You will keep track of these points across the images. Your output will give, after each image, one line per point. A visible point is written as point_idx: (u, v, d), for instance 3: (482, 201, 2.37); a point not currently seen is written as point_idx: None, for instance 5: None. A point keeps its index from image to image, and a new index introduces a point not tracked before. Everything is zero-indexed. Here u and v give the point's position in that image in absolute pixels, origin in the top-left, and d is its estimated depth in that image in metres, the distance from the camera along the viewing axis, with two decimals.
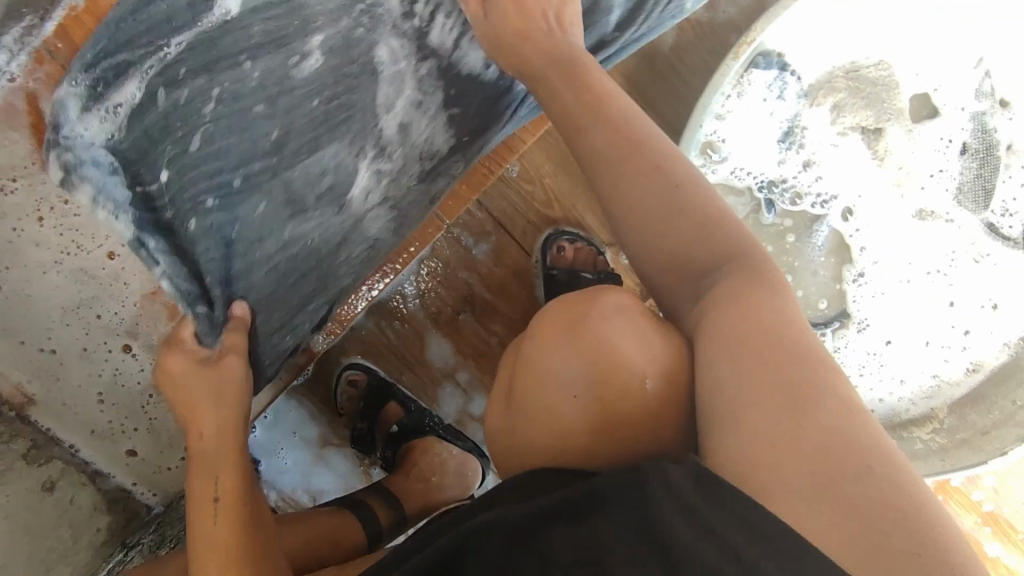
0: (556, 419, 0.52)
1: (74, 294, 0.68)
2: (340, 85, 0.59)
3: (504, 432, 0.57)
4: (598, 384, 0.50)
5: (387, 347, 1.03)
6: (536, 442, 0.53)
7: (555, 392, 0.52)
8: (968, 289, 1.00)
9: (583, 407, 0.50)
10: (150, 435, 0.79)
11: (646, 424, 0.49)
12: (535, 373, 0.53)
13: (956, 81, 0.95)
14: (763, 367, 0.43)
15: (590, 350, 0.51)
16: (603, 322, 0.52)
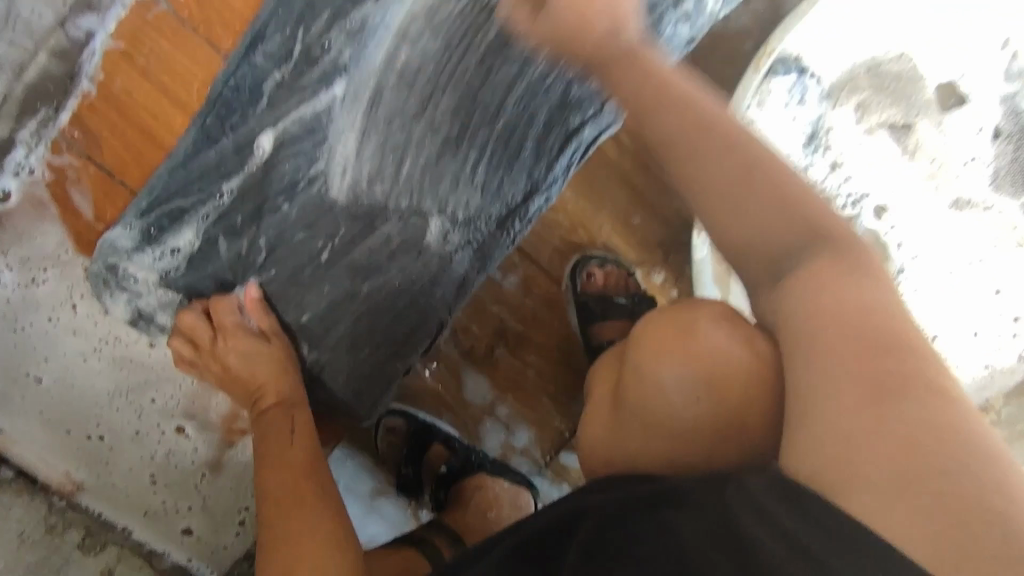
0: (671, 415, 0.52)
1: (123, 379, 0.73)
2: (387, 172, 0.71)
3: (608, 430, 0.59)
4: (716, 380, 0.50)
5: (425, 390, 1.02)
6: (648, 441, 0.54)
7: (666, 391, 0.52)
8: (1015, 276, 0.97)
9: (699, 406, 0.52)
10: (204, 512, 0.78)
11: (748, 415, 0.50)
12: (643, 374, 0.54)
13: (983, 67, 0.92)
14: (847, 359, 0.42)
15: (701, 352, 0.51)
16: (712, 327, 0.52)
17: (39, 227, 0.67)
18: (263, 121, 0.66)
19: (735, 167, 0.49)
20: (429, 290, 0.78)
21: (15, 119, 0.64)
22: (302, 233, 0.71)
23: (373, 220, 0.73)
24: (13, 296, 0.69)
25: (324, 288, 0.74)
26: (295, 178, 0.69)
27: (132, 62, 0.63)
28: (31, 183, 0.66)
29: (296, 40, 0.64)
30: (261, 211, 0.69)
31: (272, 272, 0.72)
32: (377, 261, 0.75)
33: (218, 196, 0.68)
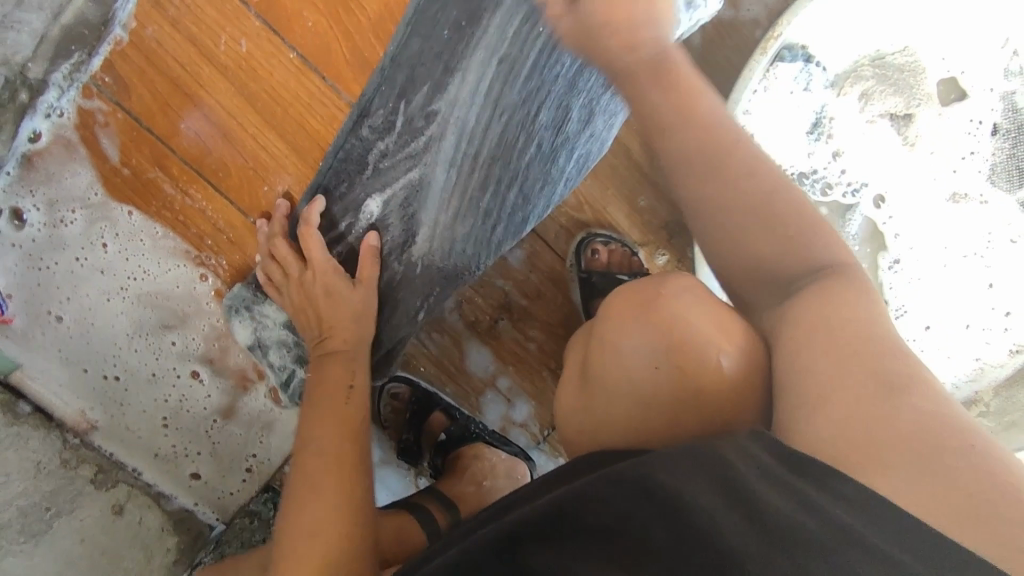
0: (632, 381, 0.54)
1: (141, 321, 0.75)
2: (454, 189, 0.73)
3: (577, 406, 0.60)
4: (678, 357, 0.51)
5: (429, 358, 1.05)
6: (615, 418, 0.55)
7: (635, 363, 0.53)
8: (1007, 271, 1.00)
9: (660, 382, 0.52)
10: (212, 458, 0.80)
11: (714, 395, 0.50)
12: (609, 350, 0.55)
13: (982, 64, 0.95)
14: (830, 335, 0.44)
15: (664, 327, 0.52)
16: (673, 301, 0.53)
17: (69, 168, 0.70)
18: (371, 171, 0.72)
19: (699, 152, 0.53)
20: (477, 243, 0.76)
21: (51, 61, 0.67)
22: (399, 246, 0.76)
23: (430, 211, 0.74)
24: (40, 235, 0.71)
25: (399, 268, 0.77)
26: (412, 213, 0.74)
27: (163, 13, 0.65)
28: (62, 124, 0.69)
29: (396, 111, 0.70)
30: (389, 239, 0.76)
31: (393, 270, 0.77)
32: (433, 242, 0.76)
33: (352, 218, 0.75)
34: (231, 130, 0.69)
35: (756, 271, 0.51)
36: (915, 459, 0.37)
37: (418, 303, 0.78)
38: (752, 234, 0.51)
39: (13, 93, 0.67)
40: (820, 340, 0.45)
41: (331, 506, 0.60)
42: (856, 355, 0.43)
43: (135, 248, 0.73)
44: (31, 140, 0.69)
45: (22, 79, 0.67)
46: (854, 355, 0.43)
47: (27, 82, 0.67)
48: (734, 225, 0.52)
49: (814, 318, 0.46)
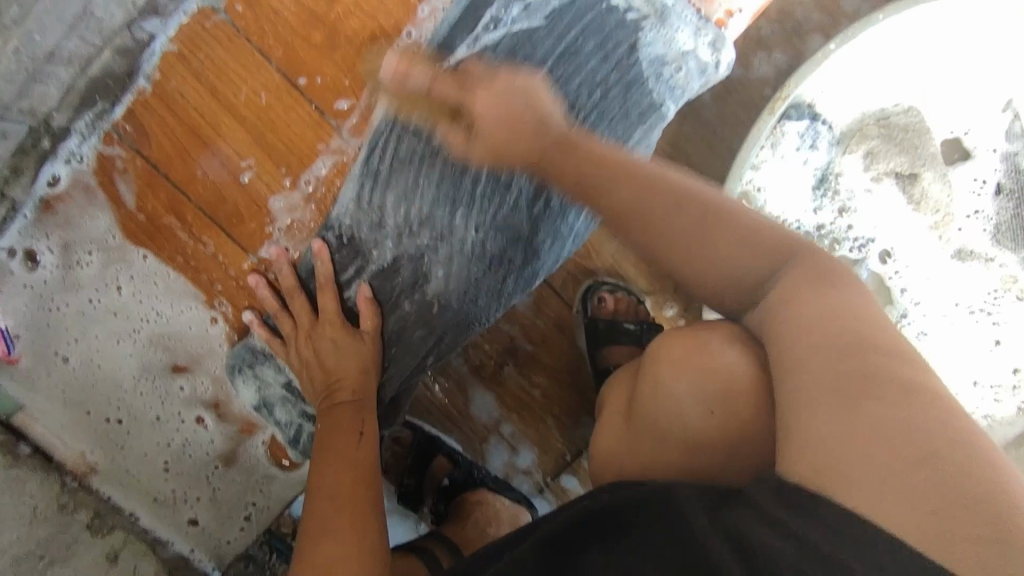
0: (681, 424, 0.54)
1: (151, 363, 0.75)
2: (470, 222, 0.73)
3: (626, 447, 0.60)
4: (738, 401, 0.52)
5: (432, 402, 1.05)
6: (674, 460, 0.56)
7: (682, 408, 0.54)
8: (1016, 330, 1.00)
9: (715, 426, 0.53)
10: (211, 505, 0.78)
11: (759, 424, 0.51)
12: (656, 395, 0.56)
13: (985, 126, 0.96)
14: (835, 356, 0.44)
15: (716, 370, 0.53)
16: (718, 342, 0.54)
17: (88, 213, 0.71)
18: (401, 201, 0.72)
19: (671, 201, 0.57)
20: (473, 304, 0.78)
21: (75, 108, 0.69)
22: (404, 300, 0.77)
23: (442, 247, 0.74)
24: (55, 276, 0.72)
25: (399, 318, 0.77)
26: (417, 270, 0.75)
27: (187, 64, 0.67)
28: (82, 170, 0.69)
29: (409, 149, 0.70)
30: (385, 295, 0.76)
31: (391, 324, 0.77)
32: (438, 289, 0.76)
33: (354, 274, 0.75)
34: (246, 179, 0.71)
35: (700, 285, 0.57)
36: (907, 475, 0.37)
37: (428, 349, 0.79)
38: (712, 231, 0.56)
39: (36, 139, 0.68)
40: (819, 356, 0.45)
41: (349, 541, 0.60)
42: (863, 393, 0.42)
43: (149, 292, 0.73)
44: (49, 185, 0.69)
45: (45, 126, 0.68)
46: (858, 394, 0.42)
47: (50, 130, 0.69)
48: (693, 227, 0.56)
49: (822, 318, 0.47)
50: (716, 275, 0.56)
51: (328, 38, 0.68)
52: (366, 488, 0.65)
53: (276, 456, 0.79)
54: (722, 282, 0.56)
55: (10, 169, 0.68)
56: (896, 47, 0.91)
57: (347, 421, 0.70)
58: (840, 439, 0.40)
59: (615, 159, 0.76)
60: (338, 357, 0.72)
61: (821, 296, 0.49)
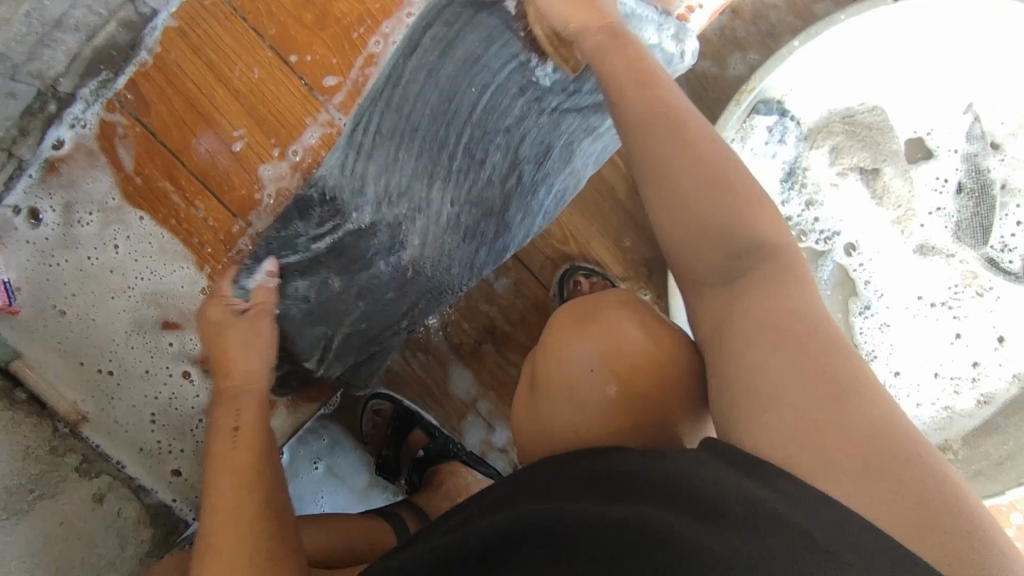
0: (572, 389, 0.58)
1: (142, 319, 0.80)
2: (447, 195, 0.77)
3: (529, 424, 0.62)
4: (620, 364, 0.56)
5: (412, 376, 1.09)
6: (566, 424, 0.58)
7: (573, 367, 0.58)
8: (976, 324, 1.04)
9: (597, 385, 0.56)
10: (194, 457, 0.83)
11: (637, 385, 0.56)
12: (551, 362, 0.60)
13: (947, 126, 1.01)
14: (791, 347, 0.45)
15: (615, 335, 0.58)
16: (611, 313, 0.60)
17: (90, 175, 0.76)
18: (379, 167, 0.75)
19: (679, 153, 0.54)
20: (443, 275, 0.82)
21: (81, 76, 0.74)
22: (376, 270, 0.79)
23: (412, 221, 0.78)
24: (55, 233, 0.77)
25: (365, 288, 0.80)
26: (391, 241, 0.78)
27: (185, 38, 0.73)
28: (85, 134, 0.75)
29: (388, 121, 0.74)
30: (353, 267, 0.78)
31: (356, 294, 0.80)
32: (408, 261, 0.80)
33: (321, 240, 0.77)
34: (238, 148, 0.75)
35: (670, 247, 0.55)
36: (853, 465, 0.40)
37: (395, 319, 0.83)
38: (694, 190, 0.53)
39: (43, 104, 0.74)
40: (769, 338, 0.46)
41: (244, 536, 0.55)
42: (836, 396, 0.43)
43: (144, 251, 0.78)
44: (54, 147, 0.75)
45: (52, 91, 0.73)
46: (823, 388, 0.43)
47: (56, 95, 0.74)
48: (687, 182, 0.53)
49: (773, 310, 0.48)
50: (676, 226, 0.54)
51: (317, 20, 0.73)
52: (268, 466, 0.62)
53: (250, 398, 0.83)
54: (690, 254, 0.54)
55: (18, 130, 0.74)
56: (862, 45, 0.96)
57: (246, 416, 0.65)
58: (803, 429, 0.42)
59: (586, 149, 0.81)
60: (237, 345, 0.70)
61: (768, 289, 0.49)
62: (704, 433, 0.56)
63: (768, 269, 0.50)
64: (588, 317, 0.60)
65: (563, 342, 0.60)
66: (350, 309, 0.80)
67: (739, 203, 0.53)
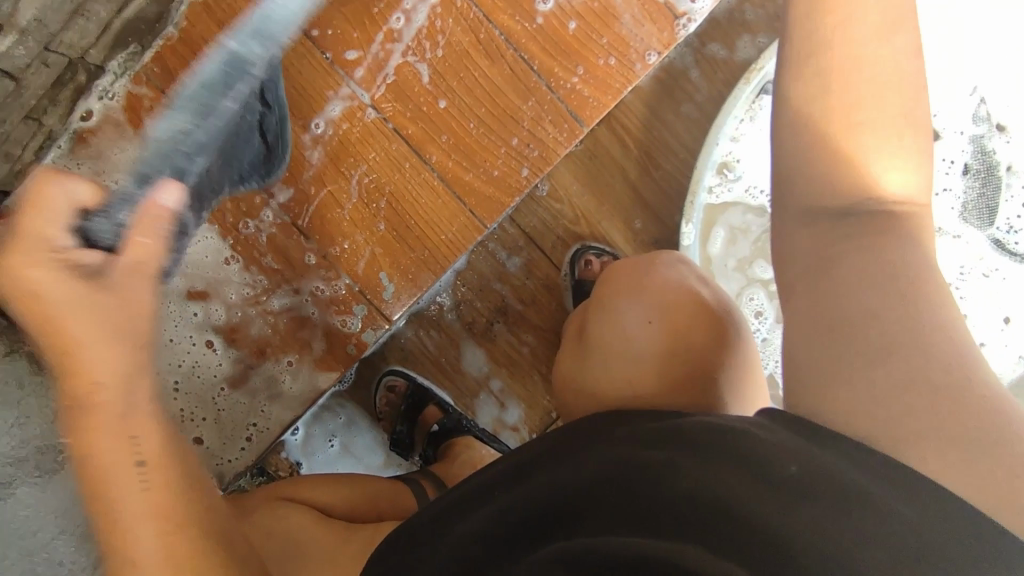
0: (628, 341, 0.63)
1: (168, 289, 0.81)
2: (325, 52, 0.76)
3: (584, 381, 0.66)
4: (670, 320, 0.63)
5: (425, 354, 1.10)
6: (618, 374, 0.62)
7: (630, 322, 0.64)
8: (982, 304, 1.05)
9: (650, 337, 0.62)
10: (215, 425, 0.85)
11: (685, 337, 0.61)
12: (606, 319, 0.66)
13: (953, 109, 1.02)
14: (889, 296, 0.42)
15: (662, 293, 0.65)
16: (662, 275, 0.67)
17: (117, 145, 0.78)
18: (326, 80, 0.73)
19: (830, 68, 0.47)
20: (336, 178, 0.79)
21: (110, 49, 0.77)
22: (264, 141, 0.78)
23: (320, 90, 0.78)
24: None
25: (232, 172, 0.78)
26: (271, 105, 0.77)
27: (212, 15, 0.75)
28: (111, 106, 0.77)
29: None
30: (215, 103, 0.75)
31: (231, 178, 0.78)
32: (296, 147, 0.79)
33: (186, 88, 0.74)
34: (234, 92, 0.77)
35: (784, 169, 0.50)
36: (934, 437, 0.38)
37: (283, 225, 0.80)
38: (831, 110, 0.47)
39: (73, 74, 0.76)
40: (869, 289, 0.43)
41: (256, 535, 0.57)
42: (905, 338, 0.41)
43: None
44: (83, 118, 0.78)
45: (81, 62, 0.75)
46: (919, 366, 0.39)
47: (86, 66, 0.76)
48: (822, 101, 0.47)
49: (880, 265, 0.44)
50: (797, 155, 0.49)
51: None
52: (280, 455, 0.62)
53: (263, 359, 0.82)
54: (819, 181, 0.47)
55: (50, 100, 0.76)
56: None
57: None
58: (885, 393, 0.39)
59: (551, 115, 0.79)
60: None
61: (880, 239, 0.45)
62: (744, 386, 0.60)
63: (880, 213, 0.46)
64: (641, 278, 0.67)
65: (617, 301, 0.67)
66: (247, 202, 0.79)
67: (897, 160, 0.46)
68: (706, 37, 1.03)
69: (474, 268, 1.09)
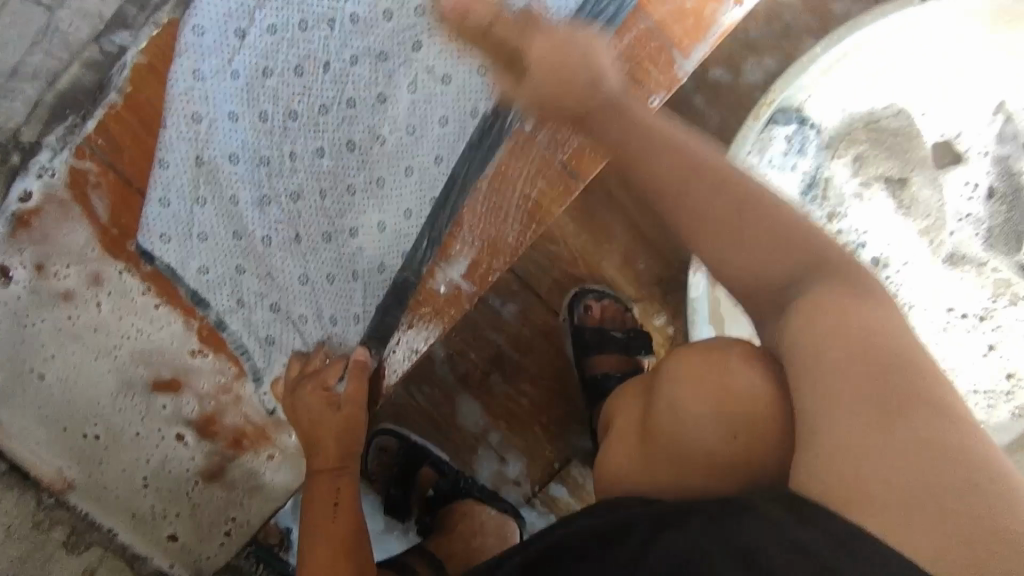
0: (686, 445, 0.51)
1: (130, 380, 0.74)
2: (315, 132, 0.72)
3: (636, 460, 0.57)
4: (757, 438, 0.48)
5: (418, 411, 1.03)
6: (672, 477, 0.53)
7: (688, 425, 0.51)
8: (1014, 334, 0.97)
9: (729, 458, 0.49)
10: (191, 519, 0.77)
11: (763, 468, 0.48)
12: (674, 416, 0.52)
13: (976, 127, 0.94)
14: (865, 382, 0.42)
15: (727, 390, 0.49)
16: (733, 359, 0.50)
17: (64, 226, 0.70)
18: (310, 168, 0.73)
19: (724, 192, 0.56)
20: (325, 280, 0.75)
21: (45, 124, 0.69)
22: (251, 236, 0.73)
23: (305, 174, 0.73)
24: (23, 292, 0.70)
25: (217, 265, 0.73)
26: (259, 195, 0.73)
27: (158, 74, 0.68)
28: (52, 185, 0.69)
29: (299, 67, 0.71)
30: (202, 194, 0.71)
31: (215, 272, 0.73)
32: (282, 238, 0.74)
33: (171, 179, 0.70)
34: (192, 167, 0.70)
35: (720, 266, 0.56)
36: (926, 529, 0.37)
37: (272, 328, 0.75)
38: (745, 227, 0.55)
39: (6, 155, 0.69)
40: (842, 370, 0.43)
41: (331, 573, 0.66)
42: (881, 418, 0.41)
43: (128, 307, 0.73)
44: (21, 199, 0.68)
45: (15, 142, 0.69)
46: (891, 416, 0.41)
47: (20, 145, 0.69)
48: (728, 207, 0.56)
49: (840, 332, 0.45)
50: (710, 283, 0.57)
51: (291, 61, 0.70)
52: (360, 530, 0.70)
53: (240, 445, 0.76)
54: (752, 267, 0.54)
55: None
56: (901, 33, 0.88)
57: (322, 490, 0.70)
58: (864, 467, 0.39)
59: (546, 177, 0.68)
60: (314, 407, 0.71)
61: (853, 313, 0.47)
62: None
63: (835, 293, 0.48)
64: (710, 363, 0.51)
65: (670, 395, 0.54)
66: (234, 300, 0.74)
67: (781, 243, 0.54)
68: (709, 61, 0.95)
69: (467, 318, 1.01)
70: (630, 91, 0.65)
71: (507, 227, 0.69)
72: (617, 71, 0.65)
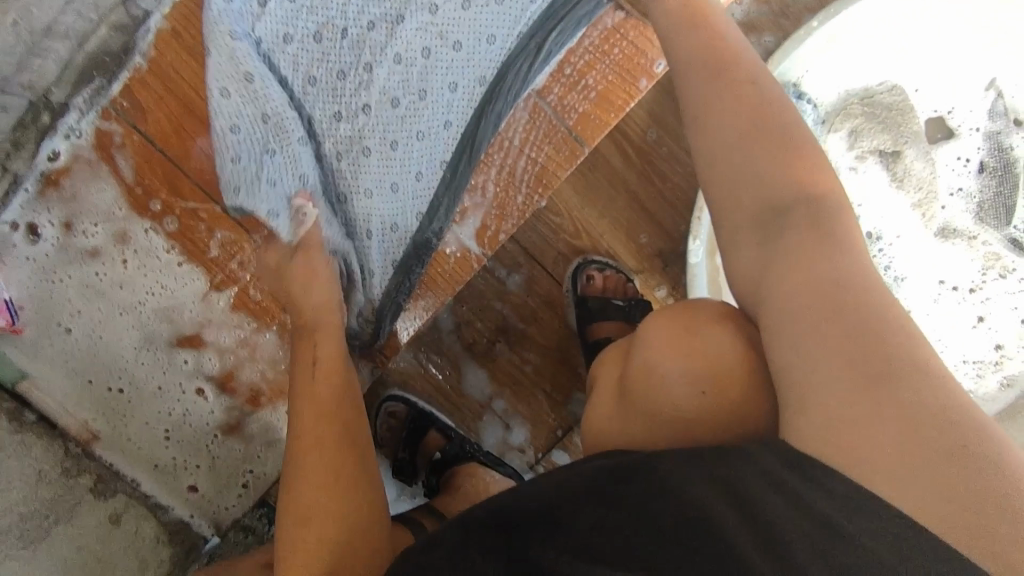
0: (669, 406, 0.53)
1: (153, 336, 0.78)
2: (333, 99, 0.76)
3: (613, 421, 0.58)
4: (731, 391, 0.51)
5: (425, 378, 1.06)
6: (657, 434, 0.54)
7: (677, 387, 0.53)
8: (1002, 306, 1.01)
9: (709, 410, 0.52)
10: (210, 471, 0.81)
11: (727, 426, 0.51)
12: (652, 373, 0.55)
13: (968, 104, 0.97)
14: (859, 356, 0.42)
15: (709, 354, 0.52)
16: (717, 329, 0.53)
17: (93, 186, 0.74)
18: (330, 133, 0.77)
19: (738, 109, 0.54)
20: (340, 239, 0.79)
21: (73, 86, 0.71)
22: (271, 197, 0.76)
23: (323, 139, 0.77)
24: (53, 250, 0.75)
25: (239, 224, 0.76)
26: (279, 157, 0.76)
27: (181, 39, 0.70)
28: (81, 147, 0.72)
29: (320, 35, 0.75)
30: (224, 155, 0.74)
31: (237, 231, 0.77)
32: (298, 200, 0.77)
33: (198, 141, 0.73)
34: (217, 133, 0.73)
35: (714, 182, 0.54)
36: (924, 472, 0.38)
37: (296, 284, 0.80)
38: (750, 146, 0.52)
39: (36, 115, 0.72)
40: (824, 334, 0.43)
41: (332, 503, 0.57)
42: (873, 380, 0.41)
43: (153, 265, 0.76)
44: (50, 159, 0.72)
45: (44, 101, 0.72)
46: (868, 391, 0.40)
47: (49, 105, 0.72)
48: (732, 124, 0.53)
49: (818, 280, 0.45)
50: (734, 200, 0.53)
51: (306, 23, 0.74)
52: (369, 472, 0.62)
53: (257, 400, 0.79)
54: (754, 194, 0.51)
55: (11, 143, 0.72)
56: (894, 10, 0.91)
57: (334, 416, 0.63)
58: (847, 430, 0.40)
59: (545, 143, 0.72)
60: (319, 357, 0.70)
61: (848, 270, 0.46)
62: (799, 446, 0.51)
63: (809, 221, 0.49)
64: (694, 329, 0.54)
65: (654, 356, 0.55)
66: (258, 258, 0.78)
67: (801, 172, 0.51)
68: None
69: (473, 288, 1.04)
70: (633, 58, 0.70)
71: (516, 190, 0.74)
72: (619, 40, 0.70)
